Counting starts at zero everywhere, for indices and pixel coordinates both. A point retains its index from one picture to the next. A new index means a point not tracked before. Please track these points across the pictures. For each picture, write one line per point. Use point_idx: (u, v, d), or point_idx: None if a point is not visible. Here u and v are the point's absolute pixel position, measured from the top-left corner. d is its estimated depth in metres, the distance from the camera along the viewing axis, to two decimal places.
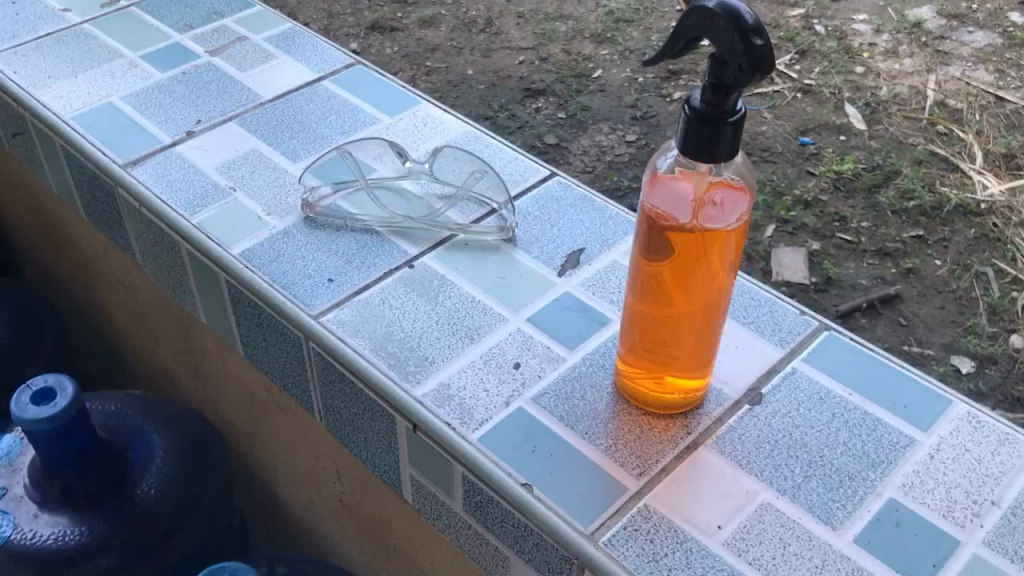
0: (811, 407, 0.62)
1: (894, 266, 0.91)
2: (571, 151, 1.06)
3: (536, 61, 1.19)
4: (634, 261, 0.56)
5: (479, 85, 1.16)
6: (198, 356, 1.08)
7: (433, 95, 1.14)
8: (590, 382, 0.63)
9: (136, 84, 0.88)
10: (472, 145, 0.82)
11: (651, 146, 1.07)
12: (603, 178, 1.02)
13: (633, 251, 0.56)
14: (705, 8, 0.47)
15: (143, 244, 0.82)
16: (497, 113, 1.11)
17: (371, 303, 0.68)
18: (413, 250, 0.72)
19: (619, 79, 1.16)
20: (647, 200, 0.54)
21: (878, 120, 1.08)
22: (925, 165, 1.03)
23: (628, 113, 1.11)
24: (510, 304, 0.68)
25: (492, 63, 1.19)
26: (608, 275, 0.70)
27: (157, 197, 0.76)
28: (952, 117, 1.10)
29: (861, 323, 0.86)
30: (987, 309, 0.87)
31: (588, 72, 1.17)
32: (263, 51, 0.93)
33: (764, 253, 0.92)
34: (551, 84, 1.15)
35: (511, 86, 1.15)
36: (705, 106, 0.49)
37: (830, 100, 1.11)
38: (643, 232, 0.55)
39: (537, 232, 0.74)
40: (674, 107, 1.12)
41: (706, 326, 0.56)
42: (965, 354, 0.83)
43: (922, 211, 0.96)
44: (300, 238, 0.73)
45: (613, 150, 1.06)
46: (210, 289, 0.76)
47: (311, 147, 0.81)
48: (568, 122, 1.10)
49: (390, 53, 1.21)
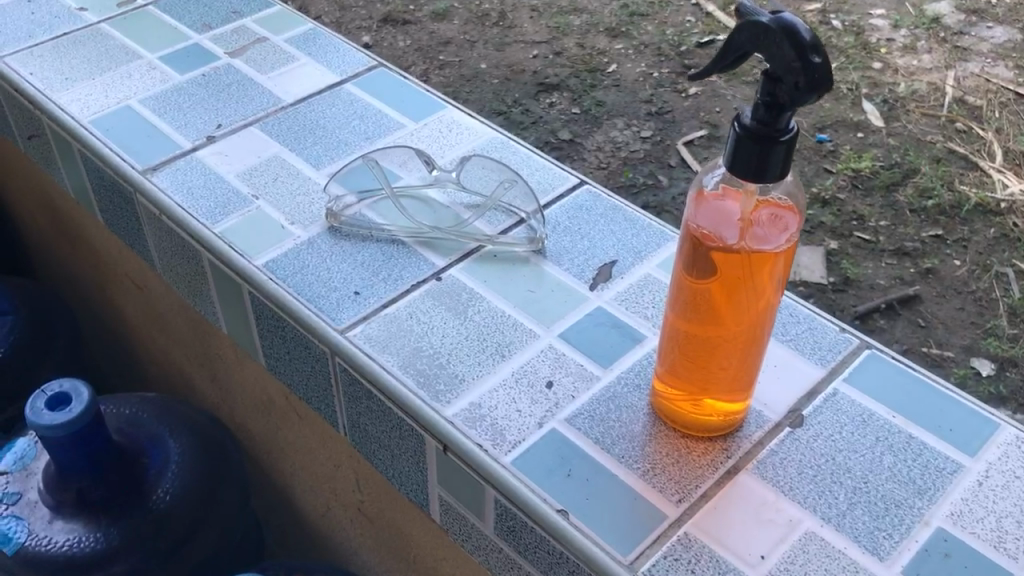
0: (854, 430, 0.60)
1: (913, 265, 0.89)
2: (586, 147, 1.04)
3: (550, 55, 1.17)
4: (676, 281, 0.55)
5: (492, 79, 1.13)
6: (215, 361, 1.06)
7: (446, 90, 1.12)
8: (626, 403, 0.61)
9: (155, 87, 0.86)
10: (498, 152, 0.80)
11: (668, 143, 1.05)
12: (618, 174, 1.01)
13: (676, 269, 0.55)
14: (759, 23, 0.45)
15: (162, 252, 0.80)
16: (511, 108, 1.09)
17: (398, 318, 0.66)
18: (440, 262, 0.70)
19: (634, 74, 1.13)
20: (691, 218, 0.52)
21: (896, 117, 1.06)
22: (945, 163, 1.00)
23: (643, 108, 1.09)
24: (542, 320, 0.66)
25: (505, 56, 1.17)
26: (640, 289, 0.69)
27: (178, 204, 0.74)
28: (972, 114, 1.07)
29: (879, 325, 0.84)
30: (1007, 311, 0.85)
31: (603, 67, 1.15)
32: (282, 52, 0.91)
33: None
34: (565, 79, 1.13)
35: (525, 80, 1.13)
36: (756, 124, 0.47)
37: (848, 96, 1.08)
38: (686, 251, 0.53)
39: (566, 243, 0.72)
40: (689, 103, 1.10)
41: (749, 349, 0.54)
42: (985, 356, 0.81)
43: (941, 210, 0.94)
44: (323, 249, 0.71)
45: (628, 146, 1.04)
46: (232, 299, 0.74)
47: (334, 153, 0.79)
48: (582, 117, 1.08)
49: (403, 47, 1.19)
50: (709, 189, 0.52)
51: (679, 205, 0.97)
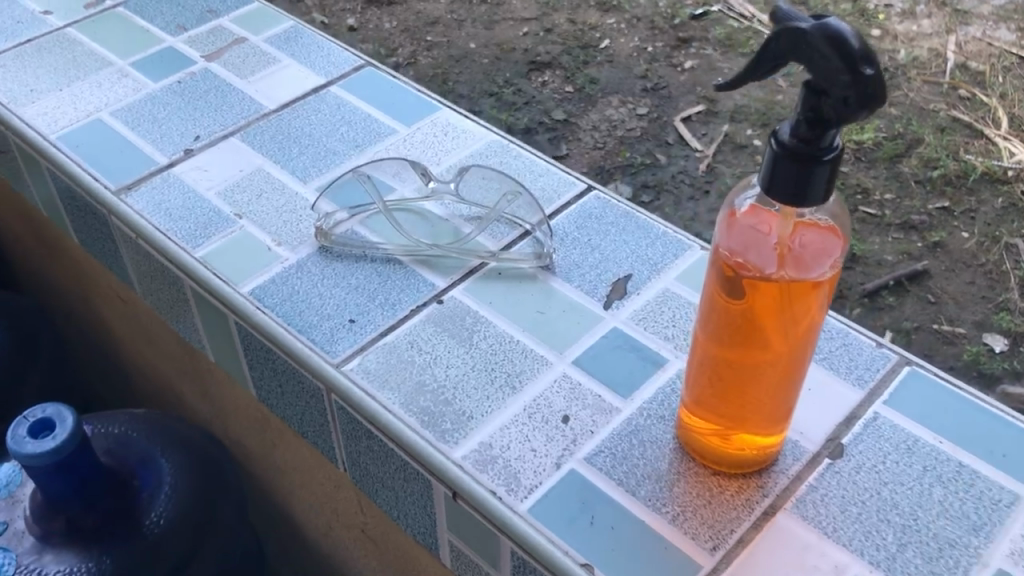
0: (899, 459, 0.55)
1: (919, 240, 0.83)
2: (581, 127, 0.99)
3: (540, 32, 1.11)
4: (704, 307, 0.50)
5: (482, 59, 1.08)
6: (208, 380, 1.01)
7: (435, 72, 1.06)
8: (650, 437, 0.56)
9: (128, 97, 0.80)
10: (498, 157, 0.75)
11: (664, 120, 0.99)
12: (614, 154, 0.96)
13: (704, 296, 0.50)
14: (799, 31, 0.39)
15: (142, 275, 0.75)
16: (502, 89, 1.03)
17: (398, 348, 0.61)
18: (441, 282, 0.65)
19: (627, 49, 1.07)
20: (721, 242, 0.47)
21: (897, 85, 0.99)
22: (949, 132, 0.93)
23: (638, 84, 1.03)
24: (555, 346, 0.61)
25: (495, 35, 1.11)
26: (659, 306, 0.63)
27: (156, 228, 0.69)
28: (974, 81, 1.00)
29: (887, 302, 0.79)
30: (1019, 284, 0.81)
31: (596, 44, 1.08)
32: (263, 54, 0.85)
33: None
34: (557, 56, 1.07)
35: (516, 59, 1.07)
36: (798, 142, 0.42)
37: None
38: (716, 277, 0.48)
39: (576, 256, 0.67)
40: (686, 77, 1.04)
41: (786, 381, 0.50)
42: (997, 332, 0.77)
43: (947, 181, 0.88)
44: (314, 273, 0.66)
45: (624, 124, 0.99)
46: (218, 329, 0.69)
47: (321, 165, 0.74)
48: (576, 96, 1.02)
49: (389, 28, 1.14)
50: (740, 210, 0.47)
51: (678, 182, 0.93)
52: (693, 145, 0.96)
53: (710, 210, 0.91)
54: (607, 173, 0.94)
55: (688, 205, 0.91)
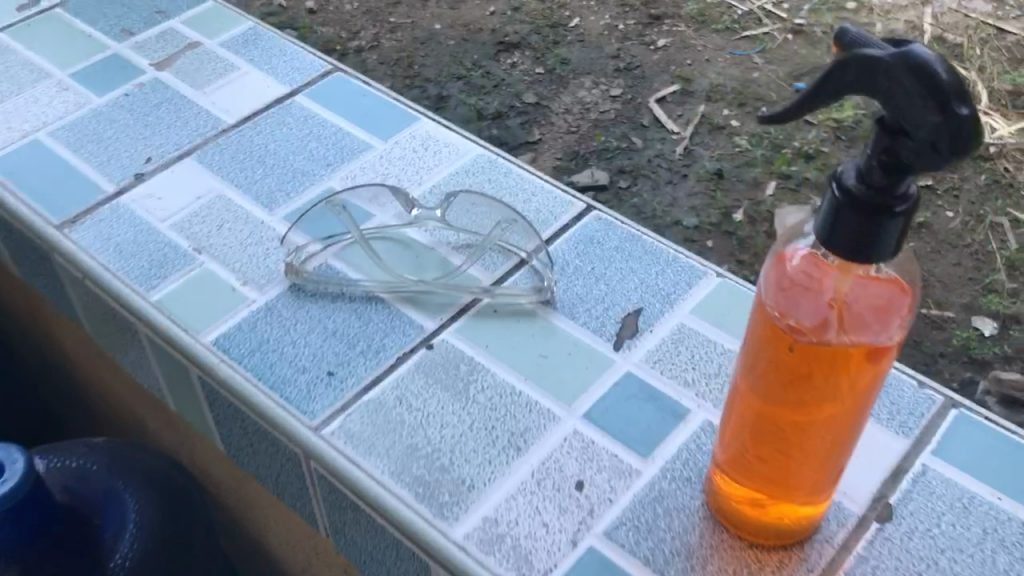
0: (955, 521, 0.49)
1: None
2: (553, 111, 0.92)
3: (508, 12, 1.03)
4: (745, 362, 0.43)
5: (448, 40, 1.00)
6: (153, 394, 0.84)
7: (399, 55, 0.99)
8: (675, 505, 0.49)
9: (69, 115, 0.72)
10: (486, 175, 0.68)
11: (638, 101, 0.93)
12: (589, 138, 0.90)
13: (745, 351, 0.43)
14: (875, 59, 0.33)
15: (91, 318, 0.67)
16: (470, 71, 0.97)
17: (385, 406, 0.54)
18: (430, 323, 0.58)
19: (598, 28, 1.01)
20: (767, 293, 0.41)
21: None
22: None
23: (611, 65, 0.97)
24: (563, 396, 0.54)
25: (461, 15, 1.03)
26: (675, 346, 0.56)
27: (105, 268, 0.61)
28: (952, 53, 1.01)
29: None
30: (1004, 264, 0.81)
31: (566, 22, 1.02)
32: (220, 60, 0.77)
33: (767, 213, 0.83)
34: (526, 36, 1.00)
35: (484, 40, 1.00)
36: (868, 190, 0.35)
37: (822, 40, 1.01)
38: (759, 330, 0.42)
39: (579, 288, 0.60)
40: (659, 56, 0.98)
41: (837, 448, 0.43)
42: (986, 315, 0.77)
43: None
44: (286, 318, 0.58)
45: (598, 107, 0.93)
46: (179, 382, 0.61)
47: (289, 187, 0.66)
48: (546, 78, 0.95)
49: (350, 9, 1.05)
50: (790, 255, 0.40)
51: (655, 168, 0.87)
52: (669, 126, 0.91)
53: (690, 194, 0.85)
54: (583, 158, 0.88)
55: (666, 189, 0.85)
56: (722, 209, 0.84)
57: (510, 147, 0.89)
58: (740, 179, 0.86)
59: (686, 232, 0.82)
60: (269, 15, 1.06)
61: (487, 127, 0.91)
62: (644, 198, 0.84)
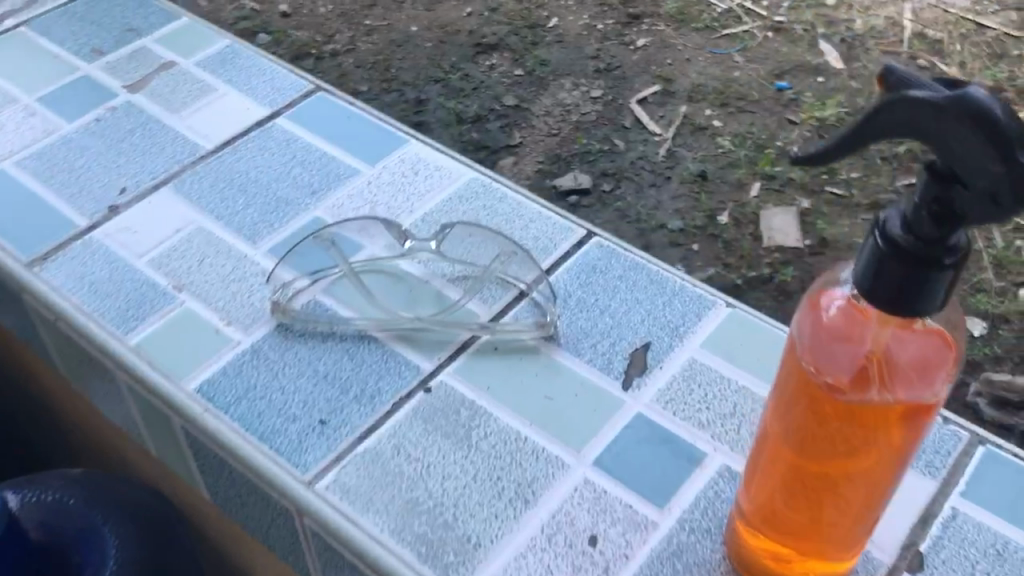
0: (989, 569, 0.47)
1: None
2: (534, 113, 0.89)
3: (485, 12, 0.99)
4: (775, 414, 0.40)
5: (425, 43, 0.96)
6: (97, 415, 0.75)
7: (376, 59, 0.95)
8: (696, 560, 0.47)
9: (37, 142, 0.68)
10: (481, 201, 0.64)
11: (619, 103, 0.90)
12: (570, 141, 0.86)
13: (774, 402, 0.40)
14: (927, 102, 0.30)
15: (66, 358, 0.64)
16: (449, 74, 0.93)
17: (382, 457, 0.50)
18: (427, 363, 0.55)
19: (576, 28, 0.97)
20: (800, 342, 0.38)
21: (856, 57, 0.94)
22: None
23: (591, 65, 0.93)
24: (571, 440, 0.51)
25: (438, 17, 0.99)
26: (687, 384, 0.54)
27: (79, 310, 0.58)
28: (933, 49, 0.96)
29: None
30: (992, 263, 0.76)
31: (544, 22, 0.97)
32: (196, 80, 0.73)
33: (752, 216, 0.80)
34: (504, 37, 0.96)
35: (461, 41, 0.96)
36: (914, 240, 0.32)
37: (804, 38, 0.96)
38: (792, 382, 0.39)
39: (583, 322, 0.57)
40: (639, 56, 0.94)
41: (872, 506, 0.41)
42: (976, 315, 0.72)
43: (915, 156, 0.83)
44: (273, 361, 0.55)
45: (579, 108, 0.89)
46: (161, 430, 0.58)
47: (272, 218, 0.63)
48: (525, 79, 0.91)
49: (324, 13, 1.00)
50: (826, 302, 0.37)
51: (638, 170, 0.83)
52: (651, 128, 0.87)
53: (675, 197, 0.81)
54: (565, 162, 0.85)
55: (650, 192, 0.82)
56: (706, 211, 0.80)
57: (491, 152, 0.86)
58: (723, 181, 0.82)
59: (671, 236, 0.78)
60: (243, 19, 1.01)
61: (467, 132, 0.87)
62: (628, 202, 0.81)
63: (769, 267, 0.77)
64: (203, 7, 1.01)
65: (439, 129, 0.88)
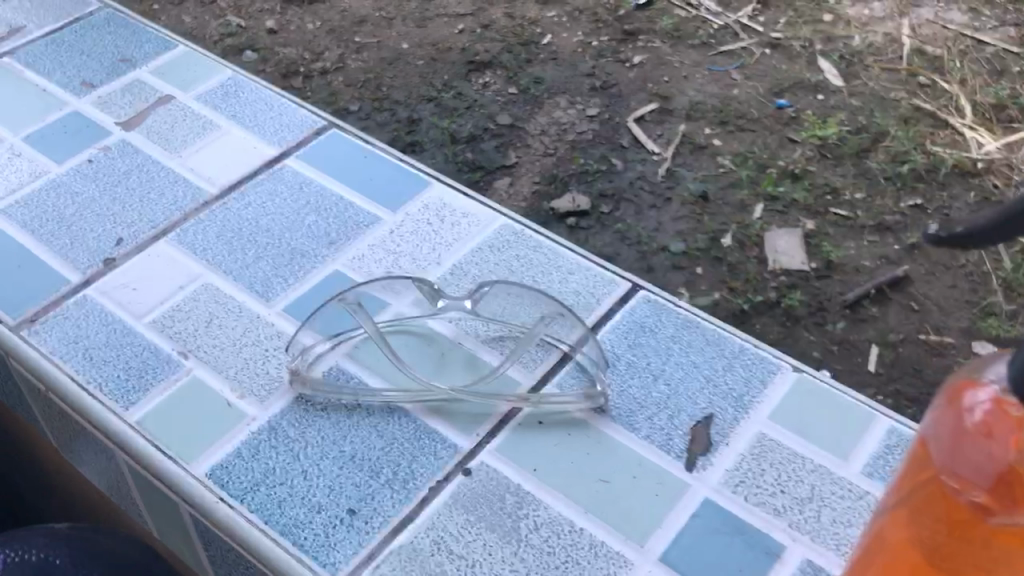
0: None
1: (898, 243, 0.71)
2: (529, 131, 0.79)
3: (477, 29, 0.89)
4: (900, 523, 0.35)
5: (416, 61, 0.86)
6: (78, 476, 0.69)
7: (367, 77, 0.84)
8: None
9: (23, 187, 0.62)
10: (514, 251, 0.59)
11: (616, 120, 0.81)
12: (566, 161, 0.77)
13: (900, 511, 0.35)
14: None
15: (54, 426, 0.57)
16: (441, 92, 0.82)
17: (421, 555, 0.45)
18: (465, 441, 0.49)
19: (572, 44, 0.87)
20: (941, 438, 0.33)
21: (856, 74, 0.85)
22: (913, 122, 0.81)
23: (586, 83, 0.84)
24: (631, 531, 0.46)
25: (429, 34, 0.88)
26: (757, 463, 0.48)
27: (73, 379, 0.52)
28: (934, 66, 0.87)
29: (870, 312, 0.66)
30: (1001, 286, 0.68)
31: (537, 39, 0.88)
32: (196, 117, 0.67)
33: (756, 238, 0.71)
34: (498, 55, 0.86)
35: (453, 59, 0.86)
36: None
37: (802, 54, 0.87)
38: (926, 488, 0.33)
39: (636, 390, 0.51)
40: (636, 73, 0.85)
41: None
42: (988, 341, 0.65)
43: (917, 175, 0.76)
44: (292, 440, 0.49)
45: (575, 127, 0.80)
46: (165, 513, 0.51)
47: (286, 272, 0.57)
48: (520, 97, 0.82)
49: (312, 30, 0.89)
50: (979, 398, 0.32)
51: (637, 190, 0.74)
52: (650, 147, 0.78)
53: (675, 219, 0.72)
54: (562, 181, 0.75)
55: (650, 214, 0.72)
56: (709, 233, 0.71)
57: (485, 174, 0.76)
58: (725, 203, 0.73)
59: (673, 259, 0.69)
60: (228, 37, 0.88)
61: (461, 153, 0.77)
62: (628, 224, 0.72)
63: (776, 292, 0.67)
64: (185, 23, 0.89)
65: (433, 149, 0.78)
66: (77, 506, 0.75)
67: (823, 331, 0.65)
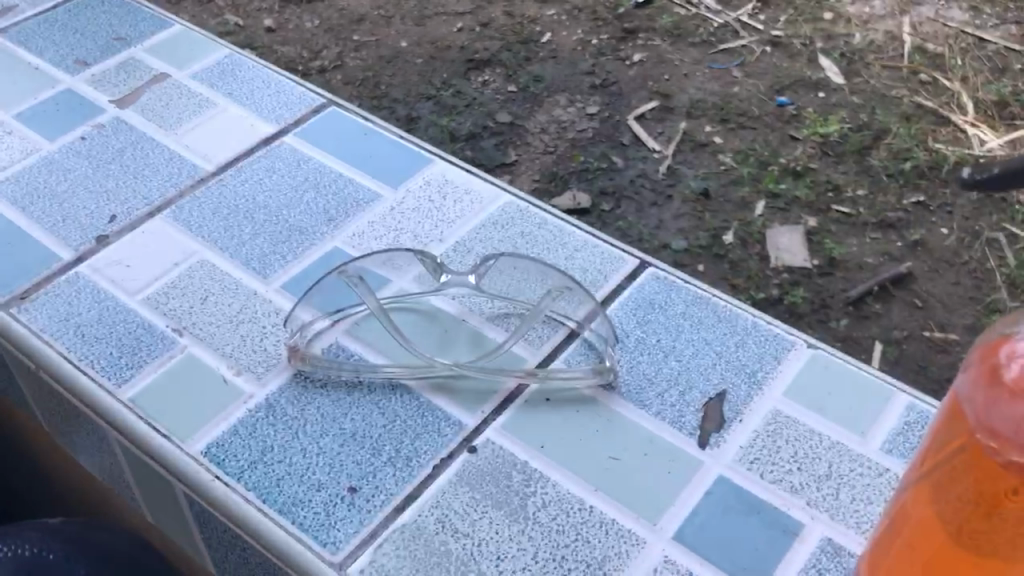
0: None
1: (899, 240, 0.68)
2: (529, 130, 0.77)
3: (476, 27, 0.86)
4: (930, 490, 0.33)
5: (415, 59, 0.83)
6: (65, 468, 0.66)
7: (365, 75, 0.82)
8: None
9: (14, 165, 0.60)
10: (518, 228, 0.57)
11: (617, 119, 0.78)
12: (566, 159, 0.75)
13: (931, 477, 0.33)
14: None
15: (47, 411, 0.56)
16: (440, 90, 0.80)
17: (425, 534, 0.43)
18: (471, 417, 0.47)
19: (571, 42, 0.85)
20: (960, 388, 0.32)
21: (856, 71, 0.82)
22: (916, 119, 0.78)
23: (586, 81, 0.81)
24: (643, 509, 0.44)
25: (427, 32, 0.86)
26: (772, 440, 0.46)
27: (65, 356, 0.50)
28: (935, 64, 0.84)
29: (874, 309, 0.64)
30: (1005, 283, 0.67)
31: (537, 38, 0.85)
32: (191, 96, 0.66)
33: (758, 235, 0.68)
34: (497, 53, 0.83)
35: (451, 57, 0.83)
36: None
37: (802, 53, 0.84)
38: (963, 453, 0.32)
39: (646, 366, 0.49)
40: (635, 71, 0.82)
41: None
42: None
43: (919, 172, 0.73)
44: (291, 417, 0.47)
45: (574, 126, 0.78)
46: (160, 495, 0.50)
47: (284, 249, 0.55)
48: (520, 96, 0.80)
49: (311, 28, 0.86)
50: (1000, 345, 0.31)
51: (639, 188, 0.72)
52: (651, 145, 0.76)
53: (677, 216, 0.70)
54: (562, 179, 0.73)
55: (652, 211, 0.70)
56: (711, 230, 0.69)
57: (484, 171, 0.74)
58: (726, 200, 0.71)
59: (675, 257, 0.67)
60: (224, 36, 0.86)
61: (460, 150, 0.75)
62: (629, 222, 0.70)
63: (779, 289, 0.65)
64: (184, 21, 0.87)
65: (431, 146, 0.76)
66: (54, 502, 0.72)
67: (826, 328, 0.63)
